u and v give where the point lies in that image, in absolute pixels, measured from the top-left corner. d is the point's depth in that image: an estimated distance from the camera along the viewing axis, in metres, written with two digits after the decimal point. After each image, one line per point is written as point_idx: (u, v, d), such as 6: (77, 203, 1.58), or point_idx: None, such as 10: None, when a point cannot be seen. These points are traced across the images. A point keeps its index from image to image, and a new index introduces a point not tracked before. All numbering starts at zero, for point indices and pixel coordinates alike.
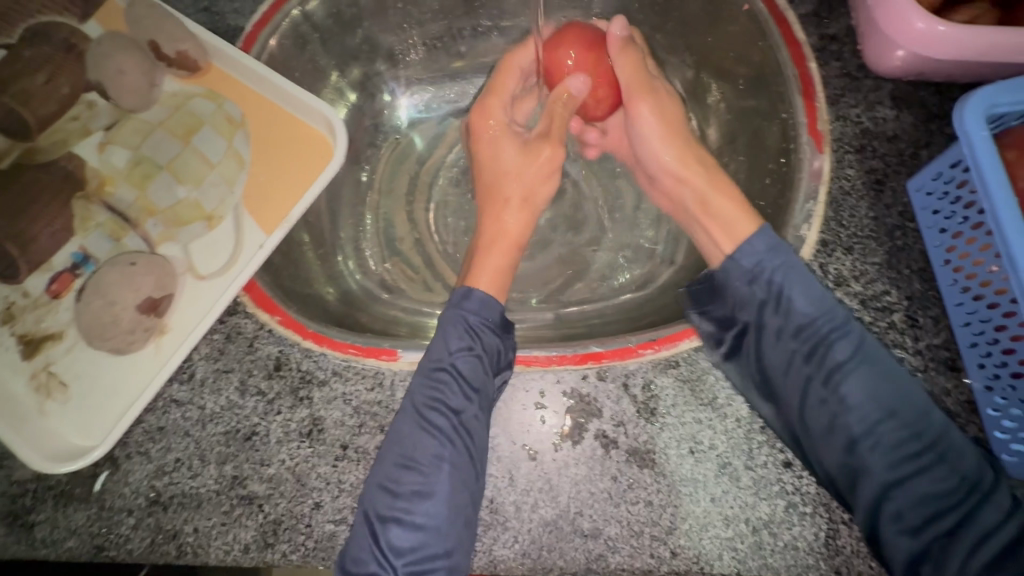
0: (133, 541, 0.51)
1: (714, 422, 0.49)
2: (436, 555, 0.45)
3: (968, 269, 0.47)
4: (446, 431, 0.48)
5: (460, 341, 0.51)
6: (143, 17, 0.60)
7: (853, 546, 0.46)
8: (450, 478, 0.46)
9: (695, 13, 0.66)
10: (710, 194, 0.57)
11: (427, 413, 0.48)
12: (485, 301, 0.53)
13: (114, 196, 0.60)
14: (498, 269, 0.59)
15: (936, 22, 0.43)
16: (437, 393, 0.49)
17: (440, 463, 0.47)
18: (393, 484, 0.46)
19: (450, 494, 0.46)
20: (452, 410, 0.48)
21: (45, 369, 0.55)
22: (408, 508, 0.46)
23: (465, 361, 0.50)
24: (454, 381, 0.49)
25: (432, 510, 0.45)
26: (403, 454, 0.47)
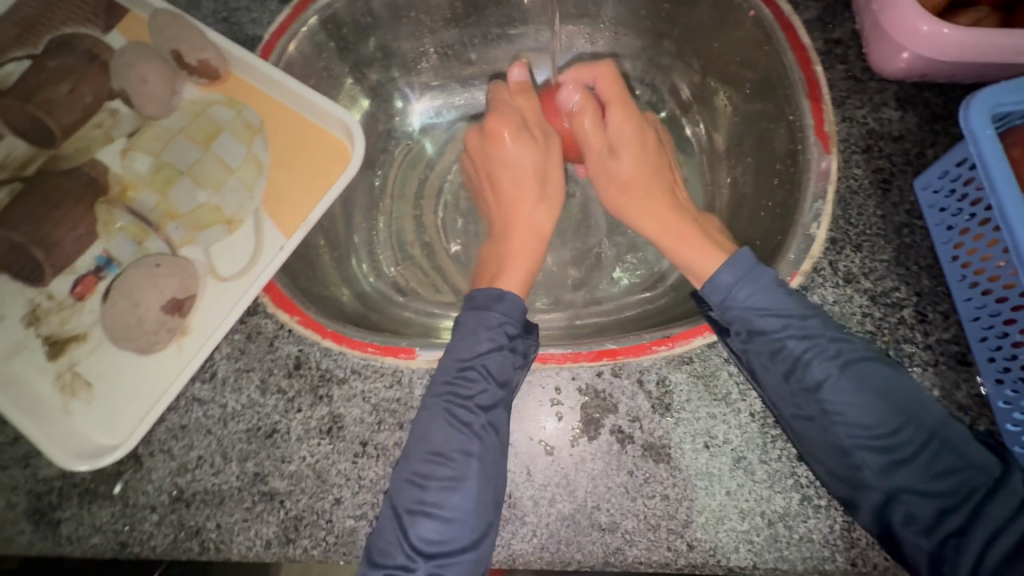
0: (157, 537, 0.52)
1: (728, 416, 0.50)
2: (463, 547, 0.46)
3: (976, 264, 0.48)
4: (475, 427, 0.49)
5: (488, 341, 0.51)
6: (166, 27, 0.62)
7: (868, 539, 0.46)
8: (478, 473, 0.47)
9: (701, 19, 0.67)
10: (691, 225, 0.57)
11: (455, 410, 0.49)
12: (513, 302, 0.53)
13: (136, 201, 0.61)
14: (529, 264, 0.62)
15: (939, 24, 0.45)
16: (464, 390, 0.50)
17: (469, 458, 0.47)
18: (423, 478, 0.47)
19: (477, 488, 0.47)
20: (480, 407, 0.49)
21: (70, 369, 0.56)
22: (437, 502, 0.47)
23: (493, 360, 0.50)
24: (482, 378, 0.50)
25: (460, 503, 0.46)
26: (432, 449, 0.48)
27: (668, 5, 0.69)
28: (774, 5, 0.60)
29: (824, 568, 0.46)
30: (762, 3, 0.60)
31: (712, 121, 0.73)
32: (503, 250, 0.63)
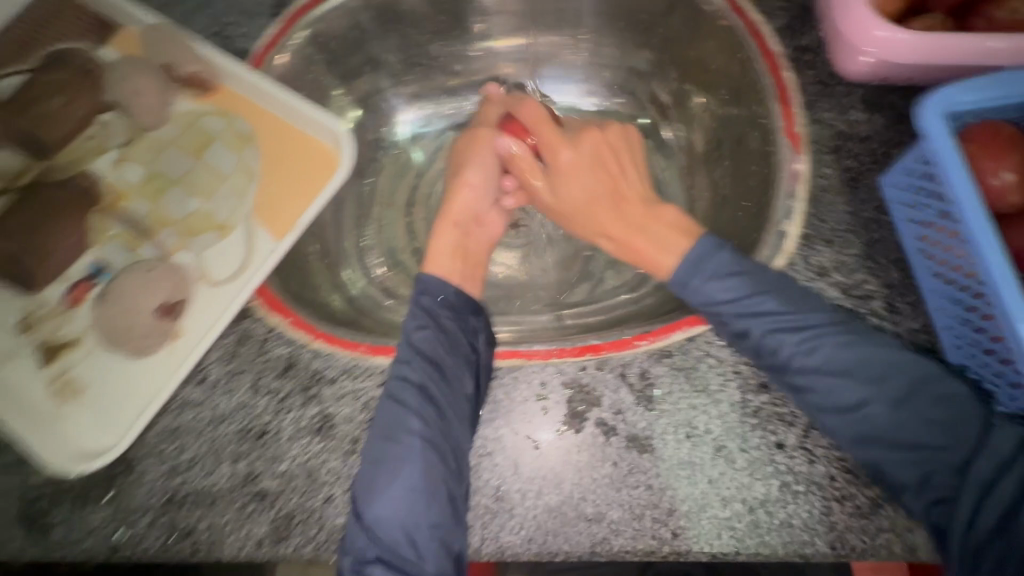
0: (148, 539, 0.52)
1: (709, 407, 0.51)
2: (420, 526, 0.48)
3: (938, 255, 0.50)
4: (416, 407, 0.51)
5: (415, 322, 0.55)
6: (160, 42, 0.65)
7: (846, 522, 0.48)
8: (423, 451, 0.49)
9: (677, 29, 0.70)
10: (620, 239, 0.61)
11: (395, 393, 0.52)
12: (436, 283, 0.58)
13: (130, 210, 0.63)
14: (458, 245, 0.63)
15: (896, 29, 0.47)
16: (401, 371, 0.52)
17: (412, 438, 0.50)
18: (379, 461, 0.49)
19: (422, 469, 0.49)
20: (415, 385, 0.52)
21: (62, 375, 0.56)
22: (387, 483, 0.49)
23: (421, 338, 0.54)
24: (416, 360, 0.53)
25: (411, 482, 0.49)
26: (382, 434, 0.50)
27: (646, 16, 0.72)
28: (745, 15, 0.63)
29: (804, 552, 0.48)
30: (733, 13, 0.63)
31: (691, 125, 0.75)
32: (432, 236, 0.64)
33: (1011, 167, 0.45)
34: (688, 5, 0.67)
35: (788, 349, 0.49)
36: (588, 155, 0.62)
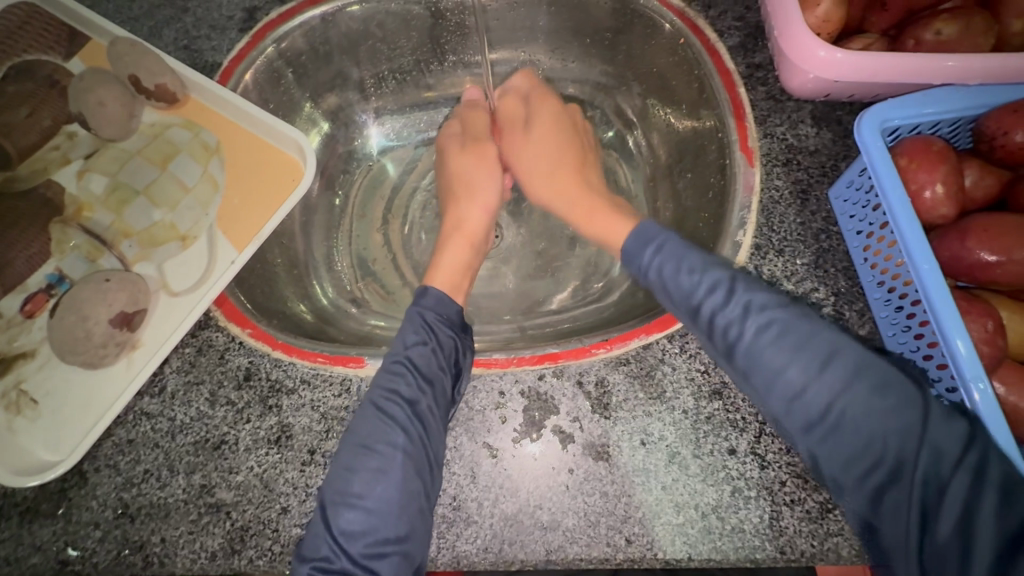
0: (99, 553, 0.51)
1: (663, 414, 0.52)
2: (389, 540, 0.47)
3: (881, 265, 0.52)
4: (402, 421, 0.50)
5: (416, 336, 0.55)
6: (125, 54, 0.64)
7: (796, 527, 0.48)
8: (403, 465, 0.48)
9: (639, 47, 0.72)
10: (585, 206, 0.63)
11: (384, 405, 0.51)
12: (441, 299, 0.59)
13: (91, 220, 0.63)
14: (460, 261, 0.65)
15: (834, 49, 0.49)
16: (393, 384, 0.52)
17: (395, 451, 0.49)
18: (353, 470, 0.49)
19: (401, 479, 0.48)
20: (405, 400, 0.51)
21: (16, 387, 0.56)
22: (361, 494, 0.48)
23: (418, 352, 0.54)
24: (409, 372, 0.53)
25: (385, 494, 0.48)
26: (360, 442, 0.50)
27: (609, 33, 0.74)
28: (700, 33, 0.65)
29: (755, 557, 0.48)
30: (689, 31, 0.66)
31: (655, 137, 0.77)
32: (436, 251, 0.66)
33: (942, 180, 0.47)
34: (648, 23, 0.69)
35: (742, 339, 0.48)
36: (537, 144, 0.67)
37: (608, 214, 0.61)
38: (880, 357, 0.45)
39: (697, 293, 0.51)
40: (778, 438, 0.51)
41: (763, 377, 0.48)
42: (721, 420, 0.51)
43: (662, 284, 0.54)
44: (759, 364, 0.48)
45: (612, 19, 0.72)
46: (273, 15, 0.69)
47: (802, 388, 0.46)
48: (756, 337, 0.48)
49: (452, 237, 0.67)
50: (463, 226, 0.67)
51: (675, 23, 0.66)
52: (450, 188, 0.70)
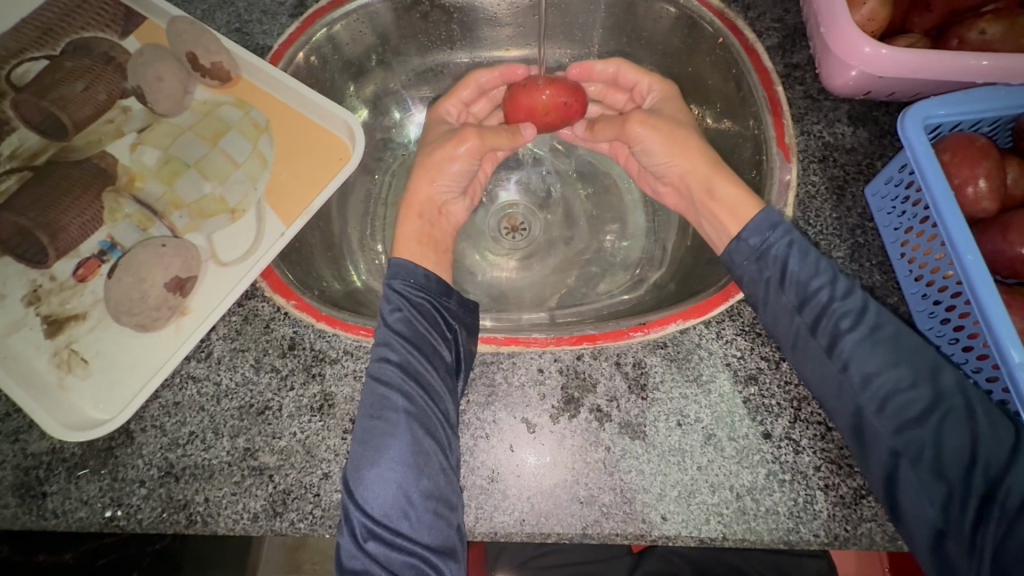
0: (144, 510, 0.52)
1: (699, 396, 0.53)
2: (415, 500, 0.48)
3: (919, 259, 0.53)
4: (398, 384, 0.53)
5: (389, 305, 0.57)
6: (185, 32, 0.66)
7: (830, 511, 0.49)
8: (408, 426, 0.51)
9: (676, 46, 0.74)
10: (717, 185, 0.59)
11: (375, 370, 0.53)
12: (406, 270, 0.60)
13: (142, 191, 0.64)
14: (421, 233, 0.66)
15: (879, 45, 0.51)
16: (379, 350, 0.54)
17: (398, 413, 0.51)
18: (365, 434, 0.50)
19: (409, 441, 0.50)
20: (394, 364, 0.54)
21: (67, 347, 0.57)
22: (376, 457, 0.49)
23: (397, 320, 0.56)
24: (394, 339, 0.55)
25: (401, 455, 0.49)
26: (368, 411, 0.51)
27: (646, 32, 0.76)
28: (739, 33, 0.67)
29: (789, 539, 0.49)
30: (728, 31, 0.67)
31: None
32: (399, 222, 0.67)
33: (984, 175, 0.48)
34: (687, 24, 0.71)
35: (864, 334, 0.49)
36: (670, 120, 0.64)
37: (738, 197, 0.58)
38: (935, 363, 0.48)
39: (827, 284, 0.51)
40: (813, 424, 0.52)
41: (861, 380, 0.48)
42: (757, 405, 0.52)
43: (784, 270, 0.53)
44: (872, 362, 0.48)
45: (650, 17, 0.74)
46: (322, 3, 0.71)
47: (896, 396, 0.47)
48: (881, 333, 0.49)
49: (411, 207, 0.67)
50: (422, 196, 0.67)
51: (715, 23, 0.68)
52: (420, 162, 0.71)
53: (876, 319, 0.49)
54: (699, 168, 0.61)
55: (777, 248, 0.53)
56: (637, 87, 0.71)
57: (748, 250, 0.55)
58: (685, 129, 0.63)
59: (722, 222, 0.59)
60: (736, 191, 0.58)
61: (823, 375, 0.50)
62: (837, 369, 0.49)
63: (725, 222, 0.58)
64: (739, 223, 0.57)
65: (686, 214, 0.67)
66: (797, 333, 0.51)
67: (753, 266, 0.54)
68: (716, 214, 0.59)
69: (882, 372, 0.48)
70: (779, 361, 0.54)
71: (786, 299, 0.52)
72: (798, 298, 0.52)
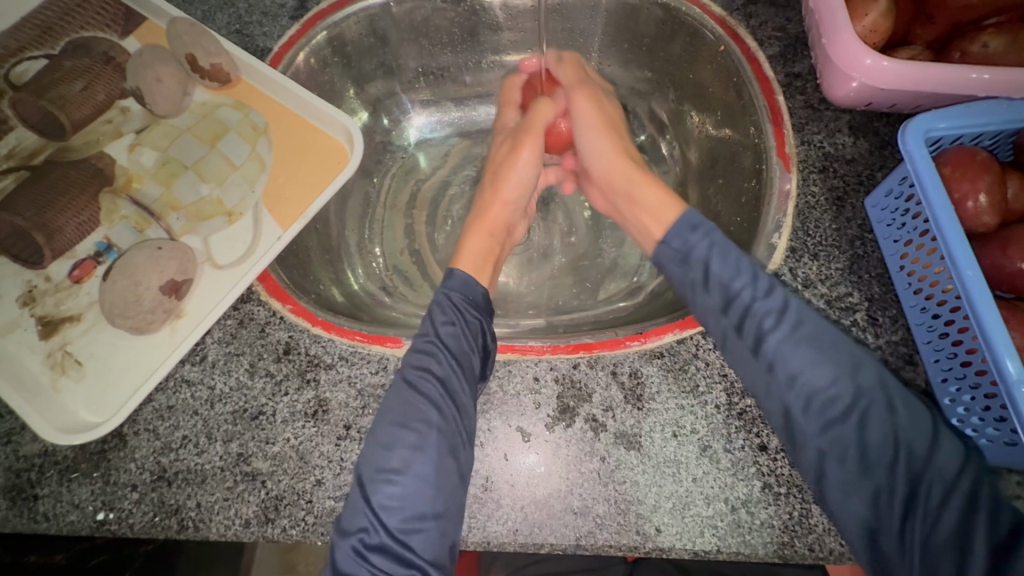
0: (136, 515, 0.52)
1: (695, 407, 0.53)
2: (424, 516, 0.48)
3: (919, 273, 0.53)
4: (435, 398, 0.51)
5: (444, 316, 0.57)
6: (184, 34, 0.65)
7: (825, 525, 0.49)
8: (438, 443, 0.50)
9: (677, 53, 0.74)
10: (637, 188, 0.64)
11: (417, 382, 0.52)
12: (467, 282, 0.60)
13: (140, 192, 0.64)
14: (487, 252, 0.66)
15: (880, 58, 0.50)
16: (424, 363, 0.53)
17: (431, 427, 0.50)
18: (390, 444, 0.49)
19: (436, 457, 0.49)
20: (437, 376, 0.53)
21: (61, 348, 0.57)
22: (399, 470, 0.49)
23: (448, 332, 0.55)
24: (441, 352, 0.54)
25: (422, 470, 0.49)
26: (396, 420, 0.51)
27: (648, 39, 0.76)
28: (741, 41, 0.67)
29: (783, 553, 0.49)
30: (730, 39, 0.67)
31: (686, 142, 0.79)
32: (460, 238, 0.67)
33: (984, 190, 0.48)
34: (689, 31, 0.71)
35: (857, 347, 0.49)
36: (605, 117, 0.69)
37: (657, 197, 0.62)
38: None
39: None
40: None
41: (788, 378, 0.48)
42: (753, 418, 0.52)
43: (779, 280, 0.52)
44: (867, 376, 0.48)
45: (652, 24, 0.74)
46: (324, 5, 0.71)
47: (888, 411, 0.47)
48: None
49: (475, 225, 0.68)
50: (488, 215, 0.68)
51: (716, 31, 0.68)
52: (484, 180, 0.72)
53: (797, 314, 0.50)
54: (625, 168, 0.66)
55: (698, 250, 0.55)
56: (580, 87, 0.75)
57: (672, 253, 0.57)
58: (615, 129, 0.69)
59: (647, 225, 0.63)
60: (655, 191, 0.62)
61: (754, 373, 0.50)
62: None
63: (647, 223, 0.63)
64: (662, 226, 0.61)
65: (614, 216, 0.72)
66: None
67: (680, 268, 0.56)
68: (640, 217, 0.64)
69: (804, 373, 0.48)
70: None
71: (712, 298, 0.53)
72: (723, 297, 0.52)
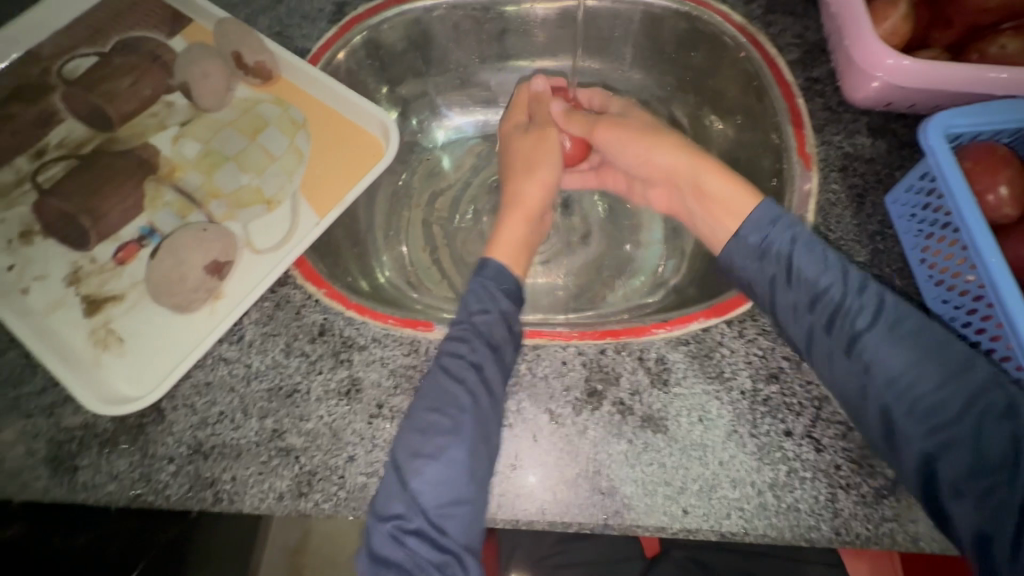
0: (172, 486, 0.53)
1: (721, 393, 0.54)
2: (460, 501, 0.48)
3: (940, 264, 0.54)
4: (470, 386, 0.52)
5: (479, 305, 0.57)
6: (230, 32, 0.70)
7: (850, 510, 0.49)
8: (473, 427, 0.50)
9: (698, 60, 0.77)
10: (706, 177, 0.61)
11: (450, 367, 0.53)
12: (502, 271, 0.60)
13: (183, 180, 0.67)
14: (520, 238, 0.66)
15: (902, 57, 0.53)
16: (458, 348, 0.54)
17: (465, 412, 0.50)
18: (422, 427, 0.50)
19: (471, 442, 0.50)
20: (472, 365, 0.53)
21: (104, 326, 0.59)
22: (434, 453, 0.49)
23: (483, 320, 0.55)
24: (475, 338, 0.54)
25: (457, 456, 0.49)
26: (429, 404, 0.51)
27: (669, 47, 0.79)
28: (761, 48, 0.70)
29: (810, 537, 0.49)
30: (750, 46, 0.70)
31: (707, 146, 0.81)
32: (500, 223, 0.67)
33: (1005, 183, 0.49)
34: (710, 40, 0.74)
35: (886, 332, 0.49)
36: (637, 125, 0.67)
37: (729, 187, 0.59)
38: (954, 363, 0.47)
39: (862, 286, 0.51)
40: (834, 424, 0.52)
41: (884, 380, 0.48)
42: (778, 404, 0.53)
43: (785, 270, 0.53)
44: (898, 363, 0.48)
45: (673, 33, 0.77)
46: (360, 10, 0.74)
47: (924, 397, 0.47)
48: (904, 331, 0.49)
49: (514, 211, 0.68)
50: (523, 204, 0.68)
51: (737, 38, 0.71)
52: (512, 163, 0.72)
53: (895, 314, 0.50)
54: (688, 163, 0.62)
55: (780, 244, 0.54)
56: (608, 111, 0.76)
57: (748, 249, 0.56)
58: (659, 131, 0.65)
59: (722, 221, 0.60)
60: (727, 182, 0.59)
61: (845, 374, 0.50)
62: (860, 370, 0.49)
63: (724, 220, 0.60)
64: (738, 219, 0.58)
65: (677, 212, 0.69)
66: (820, 329, 0.51)
67: (758, 263, 0.55)
68: (714, 211, 0.61)
69: (905, 372, 0.47)
70: (800, 360, 0.55)
71: (796, 295, 0.52)
72: (809, 294, 0.52)
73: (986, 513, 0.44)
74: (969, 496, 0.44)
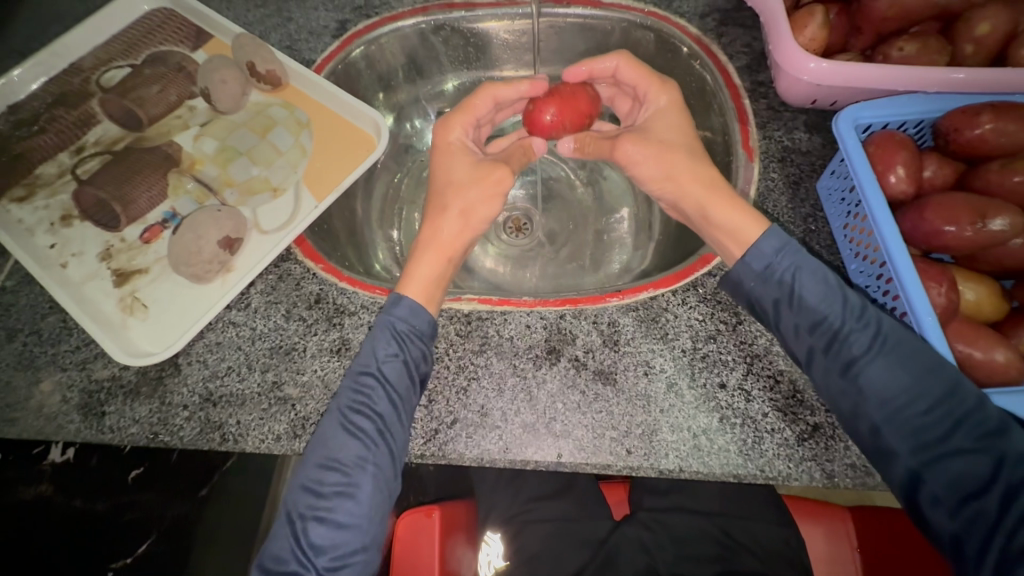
0: (185, 429, 0.61)
1: (664, 351, 0.61)
2: (354, 551, 0.54)
3: (857, 238, 0.62)
4: (370, 434, 0.56)
5: (388, 348, 0.58)
6: (245, 45, 0.79)
7: (775, 451, 0.56)
8: (372, 476, 0.55)
9: (660, 67, 0.86)
10: (715, 205, 0.61)
11: (351, 418, 0.56)
12: (414, 309, 0.60)
13: (201, 172, 0.76)
14: (436, 275, 0.64)
15: (820, 61, 0.61)
16: (363, 396, 0.57)
17: (365, 463, 0.55)
18: (319, 484, 0.54)
19: (368, 493, 0.55)
20: (376, 415, 0.56)
21: (131, 294, 0.68)
22: (331, 507, 0.54)
23: (391, 367, 0.57)
24: (380, 386, 0.57)
25: (354, 509, 0.54)
26: (330, 457, 0.55)
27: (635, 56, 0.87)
28: (713, 56, 0.78)
29: (738, 473, 0.56)
30: (704, 54, 0.78)
31: None
32: (411, 259, 0.65)
33: (901, 165, 0.57)
34: (669, 49, 0.82)
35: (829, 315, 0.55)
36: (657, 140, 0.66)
37: (737, 218, 0.60)
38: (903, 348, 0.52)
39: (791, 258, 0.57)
40: (763, 377, 0.59)
41: (873, 397, 0.53)
42: (715, 361, 0.60)
43: (785, 294, 0.56)
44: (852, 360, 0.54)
45: (638, 44, 0.85)
46: (360, 27, 0.85)
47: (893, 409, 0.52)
48: (822, 292, 0.55)
49: (427, 247, 0.65)
50: (439, 235, 0.65)
51: (692, 48, 0.79)
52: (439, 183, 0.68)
53: (891, 340, 0.53)
54: (698, 188, 0.63)
55: (783, 270, 0.57)
56: (636, 87, 0.71)
57: (754, 273, 0.58)
58: (677, 147, 0.65)
59: (726, 245, 0.62)
60: (735, 212, 0.60)
61: (839, 391, 0.54)
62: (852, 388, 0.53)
63: (727, 245, 0.61)
64: (742, 247, 0.60)
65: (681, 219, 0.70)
66: (772, 295, 0.57)
67: (761, 286, 0.58)
68: (717, 236, 0.62)
69: (896, 397, 0.52)
70: (736, 324, 0.62)
71: (799, 319, 0.56)
72: (810, 320, 0.55)
73: (967, 523, 0.49)
74: (943, 504, 0.50)
